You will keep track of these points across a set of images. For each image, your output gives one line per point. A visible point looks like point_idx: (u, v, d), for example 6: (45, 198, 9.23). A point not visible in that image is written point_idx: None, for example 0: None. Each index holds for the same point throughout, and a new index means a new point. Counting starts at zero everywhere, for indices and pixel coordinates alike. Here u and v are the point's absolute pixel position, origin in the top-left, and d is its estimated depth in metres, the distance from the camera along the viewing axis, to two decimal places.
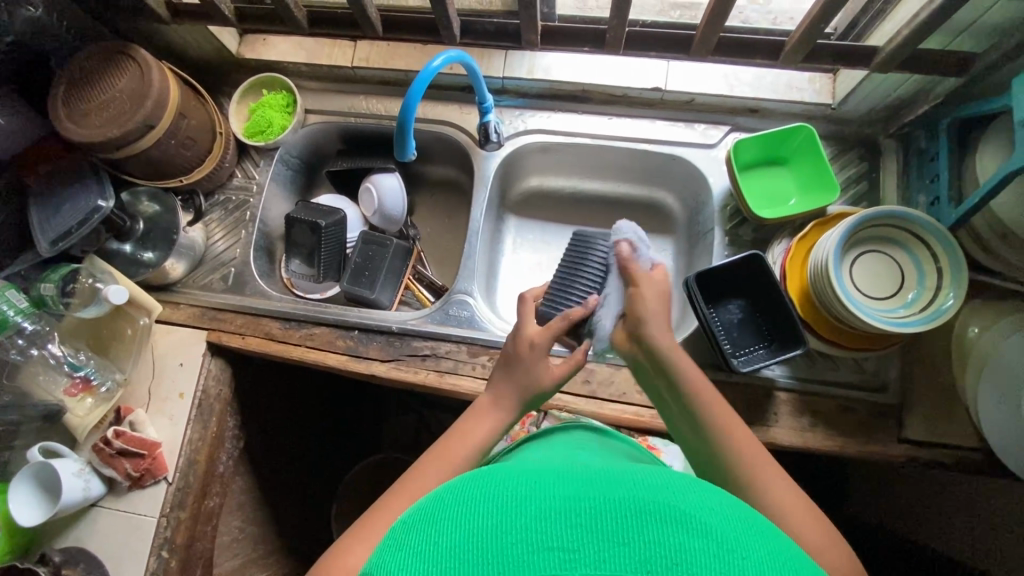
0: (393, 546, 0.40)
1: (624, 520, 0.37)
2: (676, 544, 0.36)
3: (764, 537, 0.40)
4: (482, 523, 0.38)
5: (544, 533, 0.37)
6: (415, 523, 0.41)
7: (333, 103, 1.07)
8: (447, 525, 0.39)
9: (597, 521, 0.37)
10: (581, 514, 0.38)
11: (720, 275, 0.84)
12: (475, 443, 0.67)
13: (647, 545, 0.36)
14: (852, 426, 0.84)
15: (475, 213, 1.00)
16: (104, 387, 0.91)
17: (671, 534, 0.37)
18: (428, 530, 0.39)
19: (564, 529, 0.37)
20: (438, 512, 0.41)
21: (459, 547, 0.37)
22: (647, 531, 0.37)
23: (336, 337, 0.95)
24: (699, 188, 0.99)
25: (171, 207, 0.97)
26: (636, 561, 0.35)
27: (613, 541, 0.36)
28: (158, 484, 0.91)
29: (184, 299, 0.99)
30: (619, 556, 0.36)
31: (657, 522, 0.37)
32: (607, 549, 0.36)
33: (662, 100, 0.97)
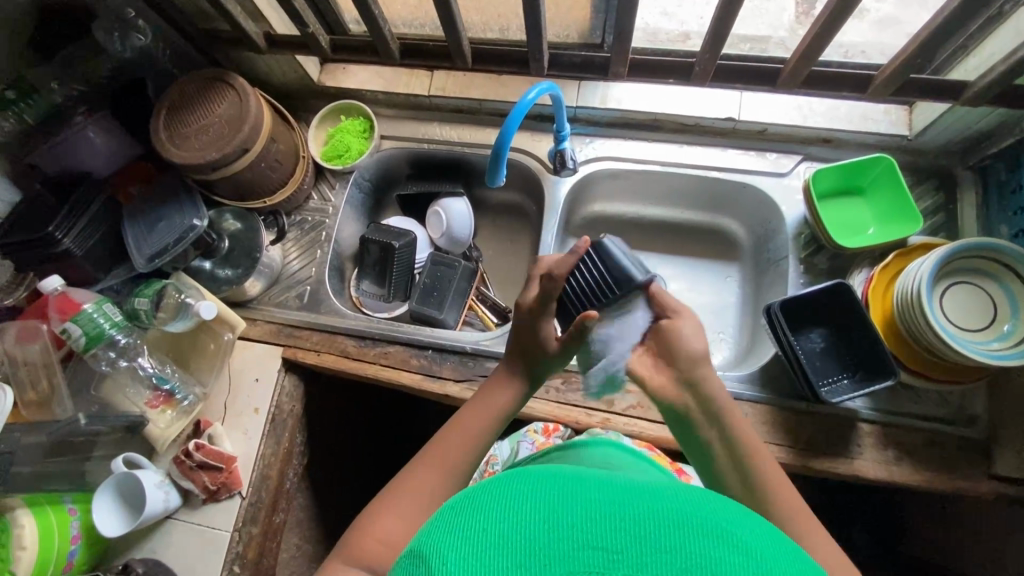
0: (433, 522, 0.39)
1: (670, 528, 0.36)
2: (717, 558, 0.34)
3: (803, 563, 0.38)
4: (524, 513, 0.37)
5: (587, 531, 0.35)
6: (455, 502, 0.40)
7: (407, 130, 1.11)
8: (489, 510, 0.37)
9: (642, 525, 0.36)
10: (625, 517, 0.36)
11: (802, 302, 0.84)
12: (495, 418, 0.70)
13: (692, 556, 0.34)
14: (938, 460, 0.82)
15: (545, 237, 1.02)
16: (185, 400, 0.93)
17: (714, 548, 0.35)
18: (468, 511, 0.38)
19: (608, 529, 0.35)
20: (478, 495, 0.39)
21: (501, 530, 0.36)
22: (688, 542, 0.35)
23: (410, 356, 0.96)
24: (770, 216, 1.00)
25: (254, 226, 1.00)
26: (676, 569, 0.34)
27: (657, 549, 0.35)
28: (232, 498, 0.92)
29: (261, 315, 1.02)
30: (660, 563, 0.34)
31: (701, 534, 0.36)
32: (648, 553, 0.34)
33: (734, 130, 0.99)
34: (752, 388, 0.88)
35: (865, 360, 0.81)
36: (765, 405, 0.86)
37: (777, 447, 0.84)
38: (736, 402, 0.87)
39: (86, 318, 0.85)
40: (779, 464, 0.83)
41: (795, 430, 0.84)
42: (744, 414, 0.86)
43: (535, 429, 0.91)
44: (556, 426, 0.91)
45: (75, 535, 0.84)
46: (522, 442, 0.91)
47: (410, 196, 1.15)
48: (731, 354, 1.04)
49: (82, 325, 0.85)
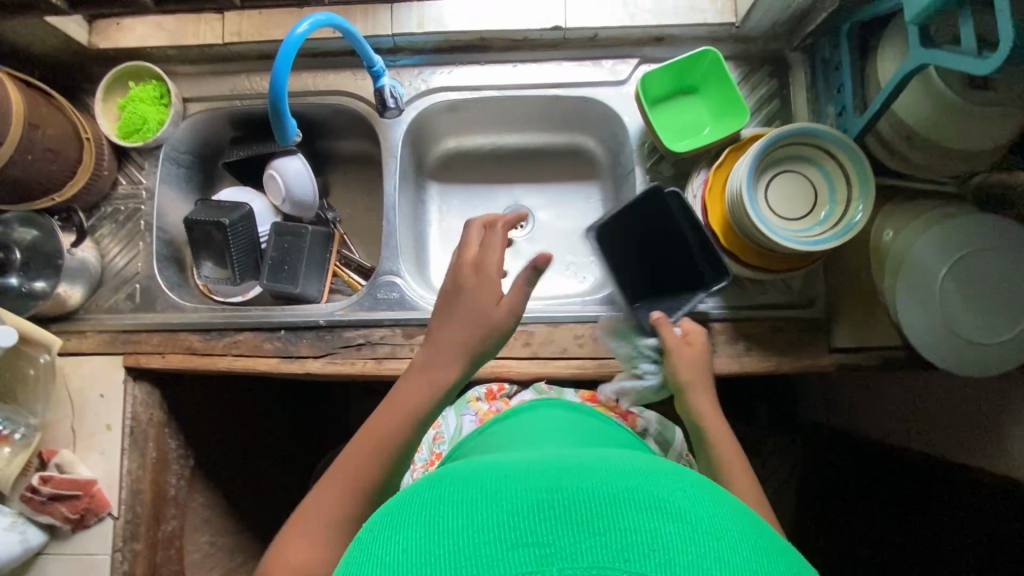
0: (359, 556, 0.34)
1: (599, 507, 0.33)
2: (651, 529, 0.32)
3: (739, 513, 0.36)
4: (448, 525, 0.33)
5: (516, 530, 0.32)
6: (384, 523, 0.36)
7: (212, 87, 0.97)
8: (413, 535, 0.33)
9: (570, 510, 0.33)
10: (552, 507, 0.33)
11: (639, 217, 0.84)
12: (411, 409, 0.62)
13: (623, 532, 0.32)
14: (787, 345, 0.86)
15: (388, 188, 0.95)
16: (18, 434, 0.84)
17: (645, 521, 0.32)
18: (395, 534, 0.34)
19: (535, 522, 0.33)
20: (400, 517, 0.36)
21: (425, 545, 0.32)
22: (620, 518, 0.33)
23: (263, 340, 0.90)
24: (615, 128, 0.96)
25: (49, 229, 0.87)
26: (608, 545, 0.31)
27: (590, 532, 0.32)
28: (103, 520, 0.88)
29: (91, 325, 0.92)
30: (594, 545, 0.32)
31: (633, 509, 0.33)
32: (575, 536, 0.32)
33: (564, 40, 0.92)
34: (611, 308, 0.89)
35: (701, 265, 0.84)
36: None
37: None
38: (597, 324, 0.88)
39: None
40: None
41: None
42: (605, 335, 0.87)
43: (478, 397, 0.83)
44: (500, 387, 0.85)
45: None
46: (465, 414, 0.82)
47: (240, 163, 1.03)
48: (601, 273, 1.04)
49: None
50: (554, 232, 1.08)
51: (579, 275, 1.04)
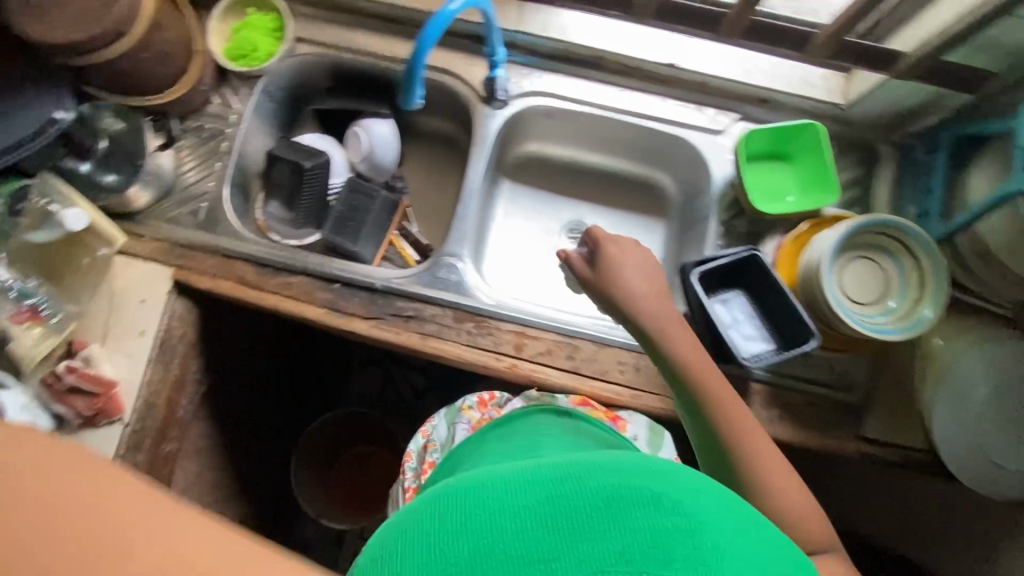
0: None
1: (595, 515, 0.34)
2: (653, 531, 0.33)
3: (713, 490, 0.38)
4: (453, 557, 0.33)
5: (521, 556, 0.32)
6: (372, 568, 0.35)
7: (326, 34, 0.99)
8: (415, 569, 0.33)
9: (569, 520, 0.34)
10: (552, 524, 0.33)
11: (716, 272, 0.82)
12: None
13: (624, 536, 0.33)
14: (817, 422, 0.88)
15: (471, 173, 0.96)
16: (55, 318, 0.84)
17: (642, 522, 0.34)
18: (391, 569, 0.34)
19: (539, 546, 0.33)
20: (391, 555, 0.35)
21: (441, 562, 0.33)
22: (615, 522, 0.33)
23: (316, 289, 0.90)
24: (699, 174, 0.98)
25: (140, 129, 0.87)
26: (611, 556, 0.32)
27: (594, 543, 0.33)
28: (113, 425, 0.87)
29: (147, 231, 0.92)
30: (594, 557, 0.32)
31: (633, 514, 0.34)
32: (574, 554, 0.32)
33: (673, 78, 0.95)
34: None
35: (782, 327, 0.80)
36: None
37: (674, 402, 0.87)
38: (642, 355, 0.89)
39: None
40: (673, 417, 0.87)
41: None
42: (647, 368, 0.88)
43: (471, 406, 0.89)
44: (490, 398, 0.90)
45: None
46: (459, 422, 0.88)
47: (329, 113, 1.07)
48: None
49: None
50: None
51: None
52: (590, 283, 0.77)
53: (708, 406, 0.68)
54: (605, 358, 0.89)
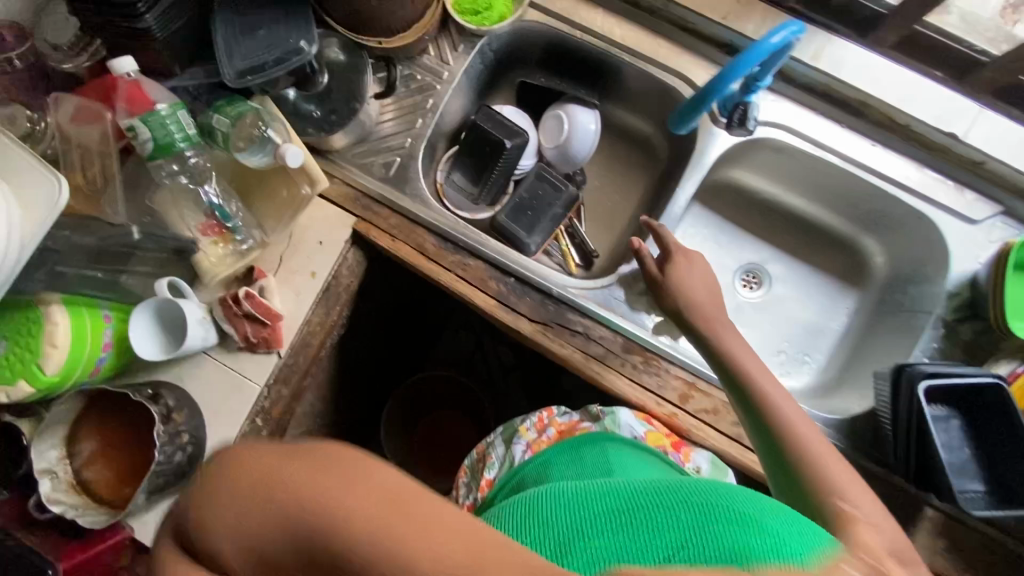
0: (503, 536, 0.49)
1: (681, 522, 0.44)
2: (722, 535, 0.42)
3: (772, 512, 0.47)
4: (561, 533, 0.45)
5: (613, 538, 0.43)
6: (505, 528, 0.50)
7: (562, 6, 0.90)
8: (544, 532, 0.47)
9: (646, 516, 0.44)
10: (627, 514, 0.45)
11: (954, 389, 0.72)
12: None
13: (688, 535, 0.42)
14: (986, 567, 0.79)
15: (678, 197, 0.88)
16: (243, 242, 0.85)
17: (709, 524, 0.43)
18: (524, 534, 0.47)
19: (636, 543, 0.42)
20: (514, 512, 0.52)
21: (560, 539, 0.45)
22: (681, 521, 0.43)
23: (489, 277, 0.87)
24: (931, 260, 0.87)
25: (360, 68, 0.83)
26: (683, 547, 0.41)
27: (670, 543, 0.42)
28: (269, 354, 0.88)
29: (338, 173, 0.90)
30: (670, 549, 0.41)
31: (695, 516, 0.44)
32: (649, 546, 0.42)
33: (945, 148, 0.83)
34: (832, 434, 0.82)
35: (1013, 478, 0.70)
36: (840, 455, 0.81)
37: None
38: None
39: (157, 121, 0.71)
40: None
41: None
42: None
43: (527, 426, 0.79)
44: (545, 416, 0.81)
45: (106, 343, 0.78)
46: (515, 443, 0.78)
47: (532, 89, 0.99)
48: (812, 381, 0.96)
49: (153, 129, 0.71)
50: (783, 314, 1.00)
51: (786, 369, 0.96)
52: (656, 285, 0.80)
53: (785, 438, 0.65)
54: None
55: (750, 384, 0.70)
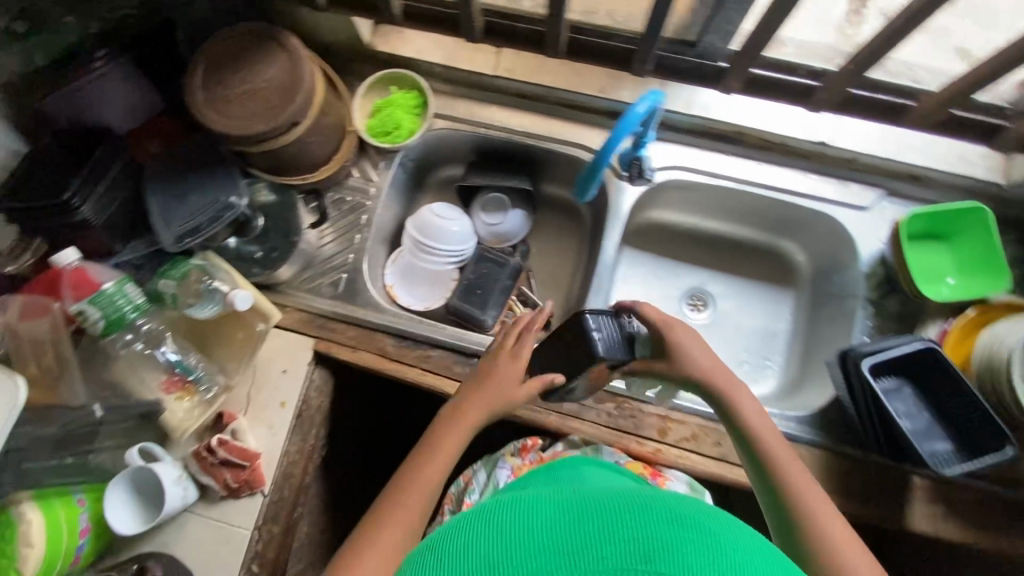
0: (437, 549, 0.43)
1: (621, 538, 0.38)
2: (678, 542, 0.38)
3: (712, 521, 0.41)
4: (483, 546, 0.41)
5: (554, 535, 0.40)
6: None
7: (463, 109, 0.99)
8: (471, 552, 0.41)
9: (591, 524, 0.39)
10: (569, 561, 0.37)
11: (893, 362, 0.78)
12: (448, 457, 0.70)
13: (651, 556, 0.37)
14: (985, 519, 0.82)
15: (606, 247, 0.95)
16: (206, 391, 0.86)
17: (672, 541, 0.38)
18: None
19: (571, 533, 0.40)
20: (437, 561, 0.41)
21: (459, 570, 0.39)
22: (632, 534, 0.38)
23: (454, 363, 0.90)
24: (842, 250, 0.95)
25: (292, 204, 0.90)
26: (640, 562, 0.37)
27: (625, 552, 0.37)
28: (253, 496, 0.87)
29: (290, 301, 0.94)
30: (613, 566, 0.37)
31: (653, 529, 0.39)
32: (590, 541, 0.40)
33: (819, 154, 0.93)
34: (809, 431, 0.86)
35: (973, 432, 0.74)
36: (821, 449, 0.85)
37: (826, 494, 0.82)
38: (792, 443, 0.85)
39: (106, 299, 0.75)
40: None
41: (847, 477, 0.83)
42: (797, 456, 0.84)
43: (513, 453, 0.86)
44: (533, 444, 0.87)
45: (83, 528, 0.77)
46: (499, 468, 0.85)
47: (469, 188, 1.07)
48: (779, 384, 1.01)
49: (102, 307, 0.75)
50: (735, 327, 1.06)
51: (752, 377, 1.02)
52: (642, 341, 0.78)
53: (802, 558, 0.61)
54: None
55: (795, 506, 0.64)
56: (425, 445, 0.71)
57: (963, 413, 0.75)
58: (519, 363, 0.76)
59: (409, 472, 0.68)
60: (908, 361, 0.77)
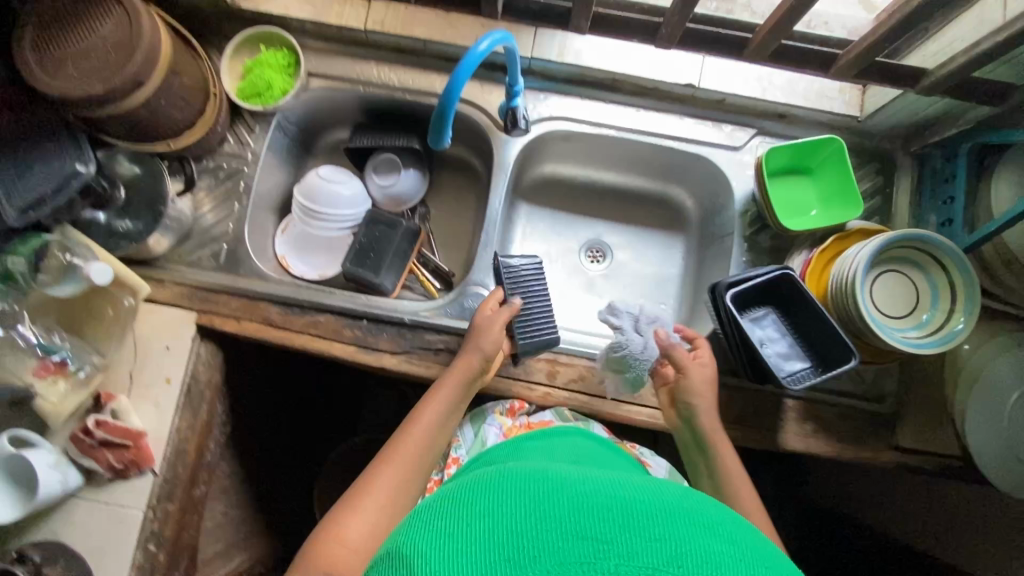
0: (434, 522, 0.42)
1: (627, 525, 0.39)
2: (709, 548, 0.38)
3: (738, 533, 0.41)
4: (496, 523, 0.40)
5: (580, 525, 0.39)
6: (424, 531, 0.41)
7: (339, 67, 0.97)
8: (475, 529, 0.40)
9: (619, 516, 0.39)
10: (588, 541, 0.38)
11: (753, 289, 0.82)
12: (426, 444, 0.74)
13: (677, 543, 0.38)
14: (852, 432, 0.87)
15: (493, 202, 0.96)
16: (81, 371, 0.82)
17: (694, 535, 0.39)
18: (444, 541, 0.39)
19: (597, 522, 0.39)
20: (443, 519, 0.41)
21: (477, 546, 0.38)
22: (654, 531, 0.39)
23: (343, 326, 0.89)
24: (720, 190, 0.98)
25: (157, 173, 0.87)
26: (664, 554, 0.37)
27: (646, 537, 0.38)
28: (144, 476, 0.84)
29: (170, 276, 0.91)
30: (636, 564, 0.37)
31: (672, 524, 0.39)
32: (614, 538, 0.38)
33: (692, 97, 0.95)
34: None
35: (828, 349, 0.79)
36: None
37: None
38: None
39: None
40: None
41: (725, 404, 0.87)
42: None
43: (501, 412, 0.85)
44: (521, 405, 0.87)
45: None
46: (488, 424, 0.83)
47: (360, 150, 1.04)
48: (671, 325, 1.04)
49: None
50: (631, 274, 1.08)
51: None
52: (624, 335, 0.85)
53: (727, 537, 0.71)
54: (639, 382, 0.88)
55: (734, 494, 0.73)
56: (415, 414, 0.76)
57: (818, 333, 0.80)
58: (499, 325, 0.82)
59: (401, 437, 0.74)
60: (773, 288, 0.83)
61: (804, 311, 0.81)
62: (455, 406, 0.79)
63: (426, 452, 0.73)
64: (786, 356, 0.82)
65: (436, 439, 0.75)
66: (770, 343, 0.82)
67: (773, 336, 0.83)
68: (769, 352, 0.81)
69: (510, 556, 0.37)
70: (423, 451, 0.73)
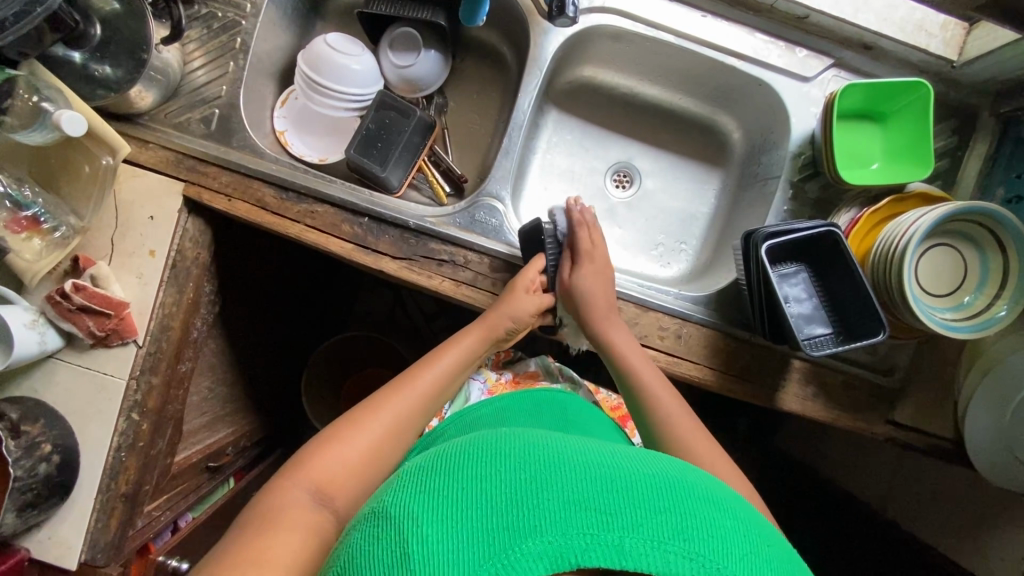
0: (428, 488, 0.42)
1: (629, 500, 0.39)
2: (707, 523, 0.40)
3: (730, 511, 0.43)
4: (499, 487, 0.40)
5: (580, 494, 0.39)
6: (419, 492, 0.42)
7: None
8: (471, 496, 0.40)
9: (618, 488, 0.40)
10: (591, 510, 0.38)
11: (790, 242, 0.75)
12: (435, 385, 0.75)
13: (681, 518, 0.39)
14: (853, 402, 0.86)
15: (522, 102, 0.85)
16: (57, 231, 0.77)
17: (691, 509, 0.40)
18: (445, 509, 0.39)
19: (598, 494, 0.39)
20: (437, 485, 0.42)
21: (476, 510, 0.39)
22: (655, 504, 0.40)
23: (342, 221, 0.82)
24: (776, 125, 0.88)
25: (139, 11, 0.74)
26: (670, 530, 0.38)
27: (651, 511, 0.39)
28: (126, 345, 0.82)
29: (154, 137, 0.82)
30: (635, 535, 0.37)
31: (671, 498, 0.41)
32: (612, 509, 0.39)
33: (770, 8, 0.82)
34: (703, 311, 0.85)
35: (854, 319, 0.74)
36: (709, 329, 0.84)
37: (709, 371, 0.84)
38: (683, 322, 0.85)
39: None
40: (706, 387, 0.84)
41: (731, 357, 0.84)
42: (687, 335, 0.84)
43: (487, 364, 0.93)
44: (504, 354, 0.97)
45: None
46: (475, 380, 0.91)
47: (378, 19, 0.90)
48: (688, 267, 0.98)
49: None
50: (656, 206, 1.00)
51: (664, 259, 0.98)
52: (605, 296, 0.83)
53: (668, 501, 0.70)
54: (646, 322, 0.84)
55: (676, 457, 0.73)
56: (424, 361, 0.77)
57: (847, 301, 0.75)
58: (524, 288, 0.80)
59: (408, 378, 0.75)
60: (808, 246, 0.77)
61: (836, 276, 0.76)
62: (465, 357, 0.79)
63: (434, 391, 0.75)
64: (809, 319, 0.78)
65: (440, 389, 0.75)
66: (794, 305, 0.78)
67: (799, 298, 0.78)
68: (794, 315, 0.77)
69: (506, 523, 0.38)
70: (428, 400, 0.74)
